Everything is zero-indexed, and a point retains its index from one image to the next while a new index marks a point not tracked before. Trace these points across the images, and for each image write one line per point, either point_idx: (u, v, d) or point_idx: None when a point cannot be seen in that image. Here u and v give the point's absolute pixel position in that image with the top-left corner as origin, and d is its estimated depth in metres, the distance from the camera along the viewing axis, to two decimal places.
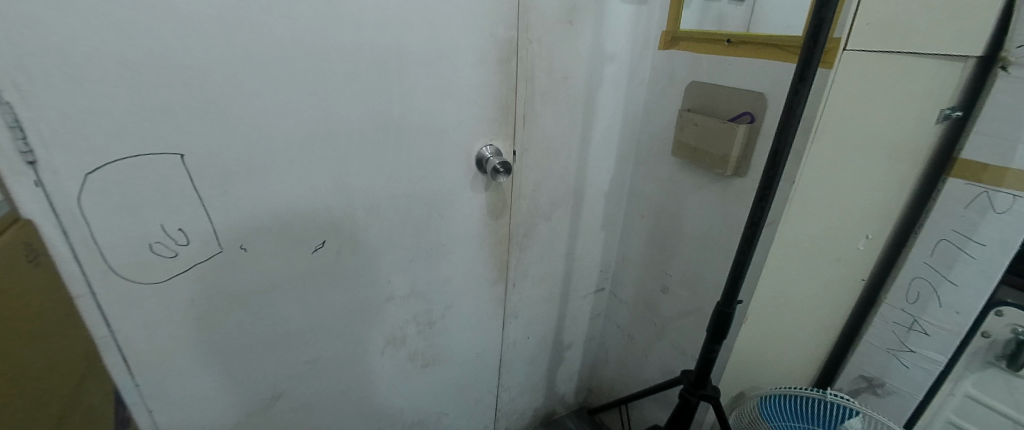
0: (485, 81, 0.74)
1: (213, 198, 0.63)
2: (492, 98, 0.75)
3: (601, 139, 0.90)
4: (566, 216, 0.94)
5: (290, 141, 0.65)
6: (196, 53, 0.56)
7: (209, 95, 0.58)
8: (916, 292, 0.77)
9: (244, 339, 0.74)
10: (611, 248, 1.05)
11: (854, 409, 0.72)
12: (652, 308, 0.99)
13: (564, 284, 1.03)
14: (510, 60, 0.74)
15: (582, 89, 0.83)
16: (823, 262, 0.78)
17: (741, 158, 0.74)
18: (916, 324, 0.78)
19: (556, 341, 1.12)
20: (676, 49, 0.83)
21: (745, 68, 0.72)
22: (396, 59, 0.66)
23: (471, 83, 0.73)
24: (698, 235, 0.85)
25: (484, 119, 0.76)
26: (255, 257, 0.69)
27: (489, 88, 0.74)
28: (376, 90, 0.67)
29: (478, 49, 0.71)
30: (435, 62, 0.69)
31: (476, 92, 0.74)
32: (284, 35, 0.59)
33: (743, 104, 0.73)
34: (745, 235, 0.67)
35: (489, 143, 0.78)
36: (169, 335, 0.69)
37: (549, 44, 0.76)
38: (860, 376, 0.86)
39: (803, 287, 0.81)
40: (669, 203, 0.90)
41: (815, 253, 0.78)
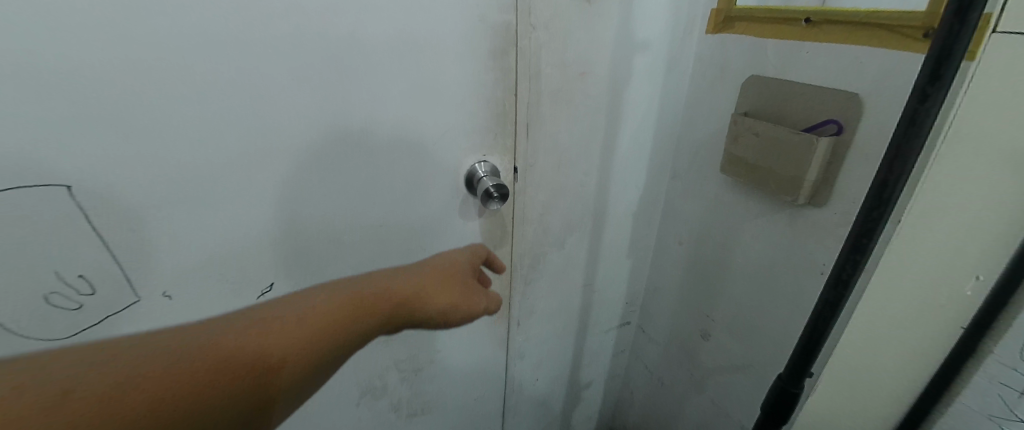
0: (475, 82, 0.57)
1: (121, 237, 0.47)
2: (485, 103, 0.59)
3: (629, 148, 0.72)
4: (584, 242, 0.77)
5: (216, 171, 0.48)
6: (69, 43, 0.38)
7: (97, 102, 0.41)
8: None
9: None
10: (639, 277, 0.87)
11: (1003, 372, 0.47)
12: (689, 353, 0.81)
13: (581, 318, 0.87)
14: (508, 52, 0.57)
15: (604, 88, 0.65)
16: (912, 322, 0.54)
17: (818, 181, 0.55)
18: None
19: (572, 381, 0.95)
20: (730, 33, 0.63)
21: (829, 61, 0.52)
22: (353, 56, 0.49)
23: (457, 84, 0.56)
24: (753, 275, 0.67)
25: (477, 129, 0.60)
26: (183, 307, 0.54)
27: (480, 90, 0.58)
28: (330, 100, 0.50)
29: (464, 40, 0.54)
30: (407, 57, 0.52)
31: (464, 95, 0.57)
32: (201, 23, 0.42)
33: (825, 109, 0.53)
34: (824, 297, 0.49)
35: (483, 160, 0.62)
36: None
37: (558, 32, 0.59)
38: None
39: (883, 349, 0.57)
40: (715, 231, 0.71)
41: (899, 307, 0.54)
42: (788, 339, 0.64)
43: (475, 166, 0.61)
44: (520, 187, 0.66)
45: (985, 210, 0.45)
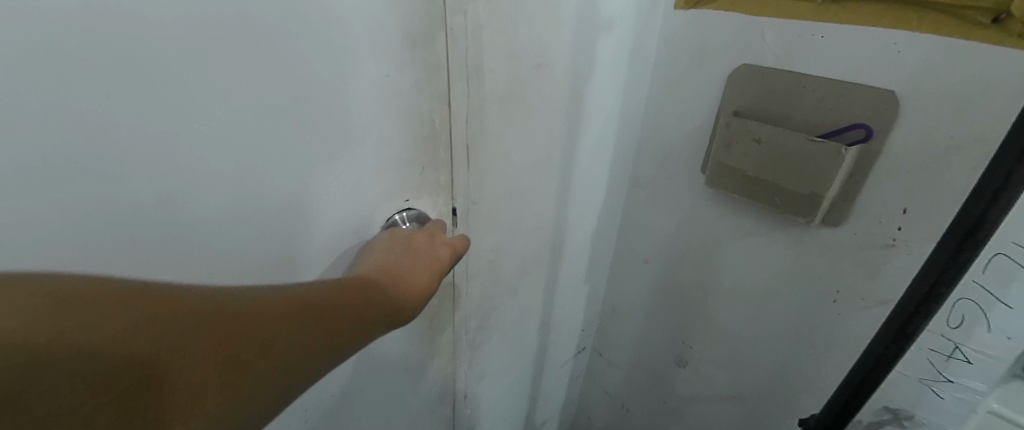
0: (383, 88, 0.34)
1: None
2: (399, 117, 0.37)
3: (589, 157, 0.56)
4: (539, 281, 0.61)
5: None
6: None
7: None
8: (960, 315, 0.44)
9: None
10: (596, 300, 0.74)
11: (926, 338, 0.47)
12: (661, 382, 0.71)
13: (536, 361, 0.71)
14: (431, 39, 0.35)
15: (564, 85, 0.47)
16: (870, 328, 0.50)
17: (838, 197, 0.45)
18: (957, 350, 0.45)
19: (526, 426, 0.81)
20: (707, 9, 0.50)
21: (855, 48, 0.41)
22: (103, 62, 0.22)
23: (341, 96, 0.32)
24: (744, 300, 0.56)
25: (388, 160, 0.38)
26: None
27: (392, 101, 0.35)
28: (58, 156, 0.22)
29: (345, 17, 0.30)
30: (237, 55, 0.26)
31: (366, 114, 0.34)
32: None
33: (847, 108, 0.42)
34: (874, 348, 0.39)
35: (405, 207, 0.41)
36: None
37: (507, 4, 0.38)
38: (884, 407, 0.52)
39: None
40: (693, 250, 0.60)
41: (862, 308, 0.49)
42: (802, 379, 0.54)
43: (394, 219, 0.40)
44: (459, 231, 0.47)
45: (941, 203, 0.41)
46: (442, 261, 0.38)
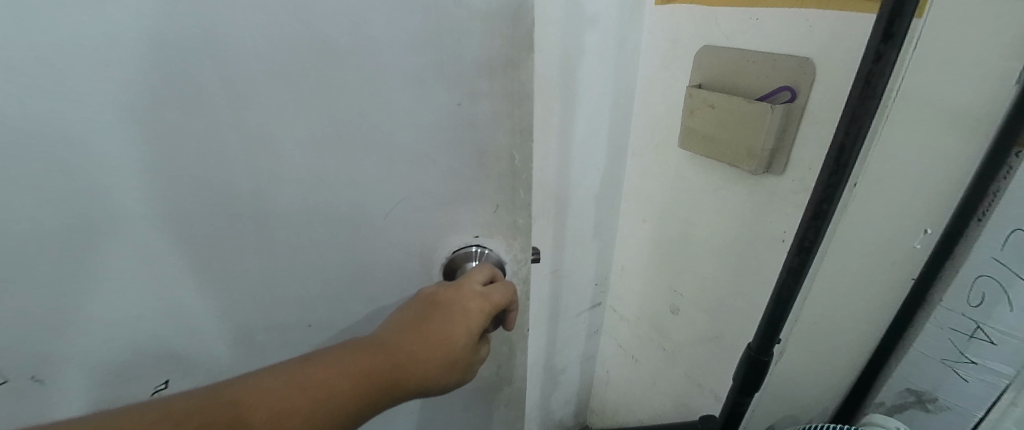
0: (457, 119, 0.40)
1: None
2: (469, 149, 0.42)
3: (587, 130, 0.70)
4: (548, 230, 0.76)
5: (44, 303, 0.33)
6: None
7: None
8: (981, 293, 0.46)
9: None
10: (607, 259, 0.87)
11: (963, 322, 0.48)
12: (661, 330, 0.82)
13: (552, 306, 0.86)
14: (498, 69, 0.39)
15: (557, 71, 0.62)
16: (860, 290, 0.55)
17: (775, 150, 0.54)
18: (980, 330, 0.47)
19: (548, 367, 0.95)
20: (679, 4, 0.61)
21: (778, 28, 0.51)
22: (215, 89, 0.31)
23: (403, 129, 0.38)
24: (717, 249, 0.67)
25: (456, 187, 0.44)
26: None
27: (463, 129, 0.41)
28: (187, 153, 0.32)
29: (411, 65, 0.36)
30: (309, 91, 0.34)
31: (434, 144, 0.40)
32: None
33: (777, 76, 0.52)
34: (787, 265, 0.49)
35: (476, 241, 0.48)
36: None
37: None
38: (905, 388, 0.54)
39: (848, 308, 0.57)
40: (678, 209, 0.70)
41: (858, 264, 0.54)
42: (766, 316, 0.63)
43: (469, 249, 0.48)
44: (523, 272, 0.53)
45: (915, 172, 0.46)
46: (449, 330, 0.42)
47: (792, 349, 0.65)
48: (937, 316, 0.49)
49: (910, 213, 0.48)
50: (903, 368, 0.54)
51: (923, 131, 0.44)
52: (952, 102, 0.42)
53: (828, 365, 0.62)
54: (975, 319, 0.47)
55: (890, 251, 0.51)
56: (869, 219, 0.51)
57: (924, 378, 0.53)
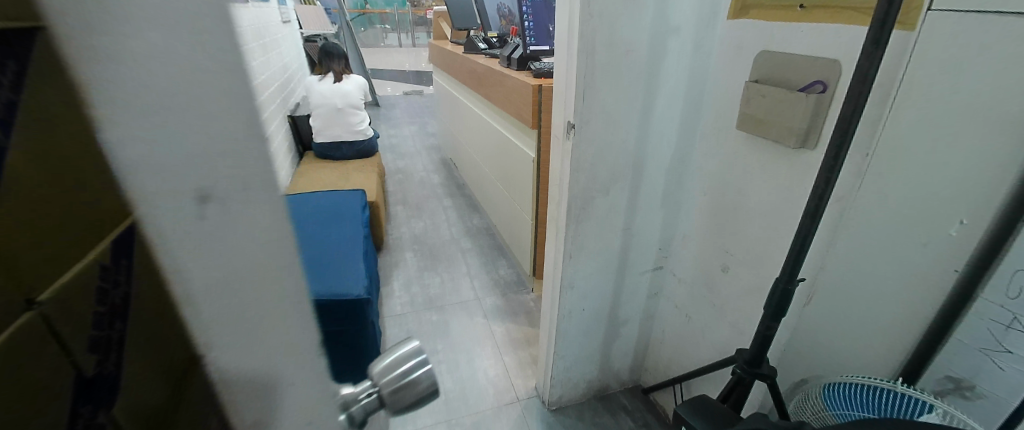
0: None
1: None
2: None
3: (663, 113, 0.90)
4: (625, 191, 0.96)
5: None
6: None
7: None
8: (1019, 286, 0.60)
9: None
10: (672, 226, 1.05)
11: (1006, 315, 0.62)
12: (712, 287, 0.98)
13: (620, 258, 1.06)
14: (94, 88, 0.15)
15: (643, 64, 0.84)
16: (895, 252, 0.72)
17: (809, 129, 0.71)
18: (1017, 321, 0.62)
19: (612, 316, 1.15)
20: (746, 19, 0.79)
21: (815, 36, 0.69)
22: None
23: None
24: (761, 213, 0.83)
25: None
26: None
27: None
28: None
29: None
30: None
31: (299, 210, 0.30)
32: None
33: (813, 72, 0.69)
34: (807, 209, 0.66)
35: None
36: None
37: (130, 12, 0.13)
38: (946, 376, 0.70)
39: (885, 267, 0.74)
40: (734, 181, 0.87)
41: (891, 229, 0.71)
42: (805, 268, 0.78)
43: None
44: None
45: (936, 159, 0.64)
46: None
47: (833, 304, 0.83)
48: (987, 309, 0.64)
49: (937, 194, 0.65)
50: (946, 349, 0.69)
51: (949, 133, 0.61)
52: (977, 112, 0.58)
53: (864, 322, 0.79)
54: (1015, 314, 0.61)
55: (923, 224, 0.67)
56: (901, 195, 0.68)
57: (964, 363, 0.68)
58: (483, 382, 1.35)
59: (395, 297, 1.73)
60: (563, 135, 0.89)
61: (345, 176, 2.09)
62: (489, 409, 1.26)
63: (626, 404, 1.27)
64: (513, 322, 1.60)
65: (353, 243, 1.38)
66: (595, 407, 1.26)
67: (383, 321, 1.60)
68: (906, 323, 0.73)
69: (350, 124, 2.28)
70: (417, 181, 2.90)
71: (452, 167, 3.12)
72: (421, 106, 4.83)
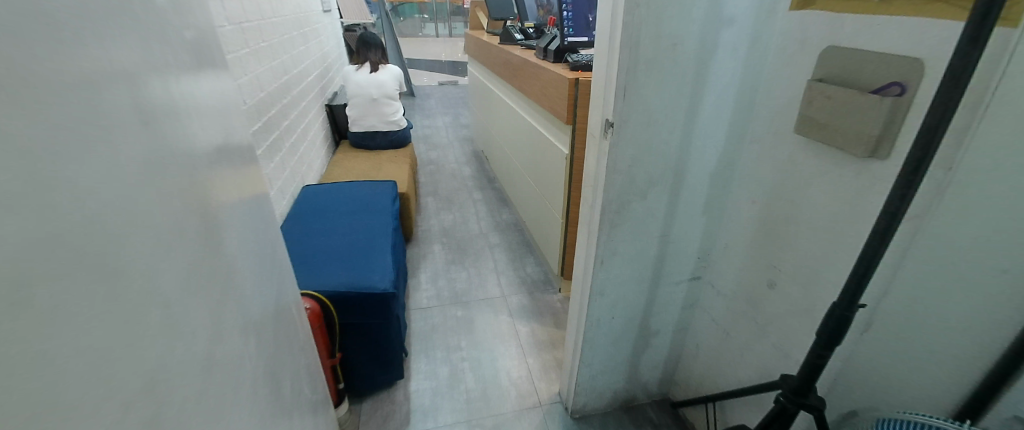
0: None
1: None
2: None
3: (710, 113, 0.83)
4: (664, 195, 0.90)
5: None
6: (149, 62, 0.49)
7: None
8: None
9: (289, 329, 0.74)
10: (713, 235, 0.98)
11: None
12: (755, 303, 0.90)
13: (655, 266, 1.00)
14: None
15: (691, 59, 0.77)
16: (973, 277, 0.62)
17: (881, 137, 0.62)
18: None
19: (643, 325, 1.09)
20: (812, 9, 0.71)
21: (894, 30, 0.60)
22: None
23: None
24: (816, 227, 0.75)
25: None
26: None
27: None
28: None
29: None
30: None
31: None
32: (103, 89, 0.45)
33: (890, 72, 0.61)
34: (876, 228, 0.58)
35: None
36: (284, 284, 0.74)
37: None
38: (1015, 415, 0.62)
39: (960, 292, 0.64)
40: (786, 190, 0.80)
41: (971, 251, 0.62)
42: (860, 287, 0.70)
43: None
44: None
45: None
46: None
47: (891, 329, 0.74)
48: None
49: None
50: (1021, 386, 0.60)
51: None
52: None
53: (927, 352, 0.70)
54: None
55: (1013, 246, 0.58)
56: (990, 212, 0.59)
57: None
58: (505, 383, 1.32)
59: (421, 290, 1.72)
60: (599, 134, 0.83)
61: (377, 166, 2.09)
62: (510, 412, 1.23)
63: (653, 418, 1.21)
64: (539, 323, 1.55)
65: (382, 236, 1.37)
66: (619, 419, 1.21)
67: (408, 314, 1.59)
68: (979, 356, 0.64)
69: (384, 114, 2.27)
70: (449, 173, 2.88)
71: (483, 160, 3.08)
72: (455, 96, 4.81)
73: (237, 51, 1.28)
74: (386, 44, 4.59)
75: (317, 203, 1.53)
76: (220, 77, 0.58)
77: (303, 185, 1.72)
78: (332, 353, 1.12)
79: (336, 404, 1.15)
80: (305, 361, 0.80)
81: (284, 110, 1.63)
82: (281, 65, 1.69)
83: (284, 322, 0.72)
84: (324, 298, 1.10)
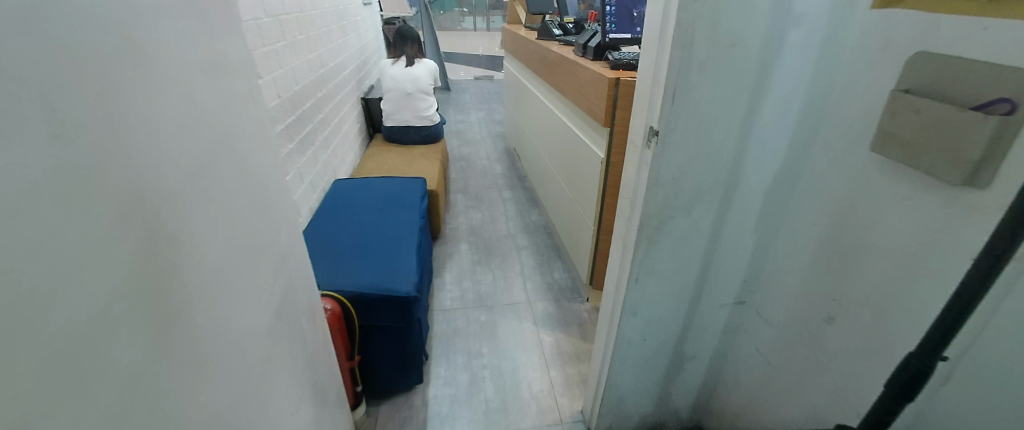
0: None
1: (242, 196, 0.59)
2: None
3: (768, 123, 0.75)
4: (710, 211, 0.82)
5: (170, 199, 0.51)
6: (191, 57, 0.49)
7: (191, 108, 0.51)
8: None
9: (301, 338, 0.70)
10: (762, 257, 0.88)
11: None
12: (809, 338, 0.80)
13: (695, 287, 0.91)
14: None
15: (751, 60, 0.69)
16: None
17: (980, 163, 0.51)
18: None
19: (677, 348, 1.01)
20: (902, 8, 0.60)
21: (1003, 36, 0.49)
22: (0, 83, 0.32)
23: None
24: (890, 260, 0.65)
25: None
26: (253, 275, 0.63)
27: None
28: None
29: None
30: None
31: None
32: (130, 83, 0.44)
33: (995, 86, 0.50)
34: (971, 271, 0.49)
35: None
36: (302, 290, 0.71)
37: None
38: None
39: None
40: (854, 215, 0.70)
41: None
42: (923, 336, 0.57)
43: None
44: None
45: None
46: None
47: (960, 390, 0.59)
48: None
49: None
50: None
51: None
52: None
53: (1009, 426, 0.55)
54: None
55: None
56: None
57: None
58: (526, 396, 1.26)
59: (445, 291, 1.69)
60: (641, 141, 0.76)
61: (408, 162, 2.07)
62: (528, 427, 1.18)
63: None
64: (564, 333, 1.49)
65: (407, 236, 1.33)
66: None
67: (431, 315, 1.56)
68: None
69: (417, 109, 2.25)
70: (480, 170, 2.83)
71: (515, 158, 3.03)
72: (490, 91, 4.77)
73: (274, 43, 1.27)
74: (424, 37, 4.59)
75: (346, 198, 1.51)
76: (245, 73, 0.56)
77: (334, 179, 1.71)
78: (350, 355, 1.09)
79: (353, 407, 1.13)
80: (319, 368, 0.77)
81: (319, 103, 1.62)
82: (318, 57, 1.68)
83: (296, 329, 0.68)
84: (344, 299, 1.07)
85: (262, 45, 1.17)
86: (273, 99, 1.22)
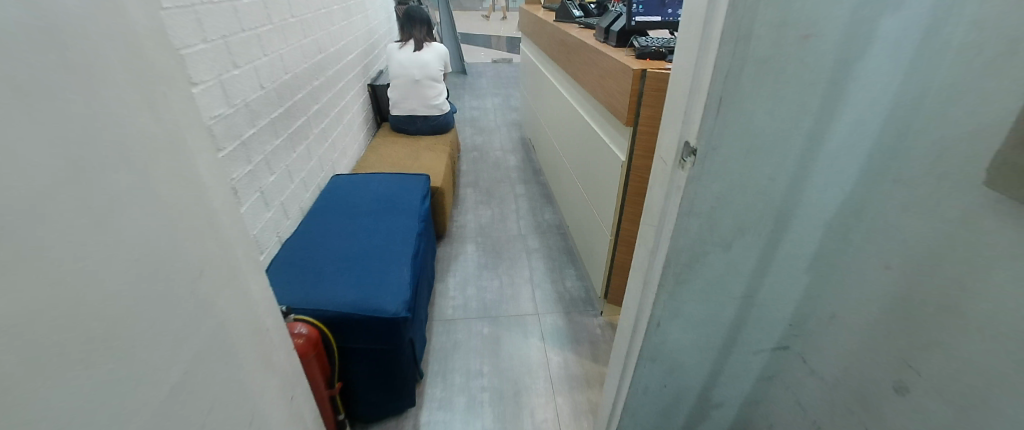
0: None
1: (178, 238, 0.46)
2: None
3: (841, 140, 0.58)
4: (756, 246, 0.66)
5: None
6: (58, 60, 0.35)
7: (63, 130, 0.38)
8: None
9: (249, 395, 0.58)
10: (813, 298, 0.72)
11: None
12: (872, 408, 0.65)
13: (729, 331, 0.76)
14: None
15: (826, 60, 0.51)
16: None
17: None
18: None
19: (703, 395, 0.86)
20: None
21: None
22: None
23: None
24: (997, 337, 0.48)
25: None
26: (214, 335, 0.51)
27: None
28: None
29: None
30: None
31: None
32: None
33: None
34: None
35: None
36: (250, 337, 0.58)
37: None
38: None
39: None
40: (948, 268, 0.52)
41: None
42: None
43: None
44: None
45: None
46: None
47: None
48: None
49: None
50: None
51: None
52: None
53: None
54: None
55: None
56: None
57: None
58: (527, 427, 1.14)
59: (448, 298, 1.56)
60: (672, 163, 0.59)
61: (414, 155, 1.93)
62: None
63: None
64: (574, 352, 1.35)
65: (400, 244, 1.21)
66: None
67: (430, 326, 1.44)
68: None
69: (425, 97, 2.10)
70: (492, 162, 2.69)
71: (529, 149, 2.88)
72: (506, 76, 4.58)
73: (259, 27, 1.13)
74: (439, 19, 4.39)
75: (339, 200, 1.38)
76: (139, 79, 0.42)
77: (333, 174, 1.59)
78: (330, 382, 0.98)
79: None
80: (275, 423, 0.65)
81: (315, 93, 1.49)
82: (315, 42, 1.54)
83: (243, 385, 0.56)
84: (319, 323, 0.95)
85: (241, 30, 1.04)
86: (255, 90, 1.08)
